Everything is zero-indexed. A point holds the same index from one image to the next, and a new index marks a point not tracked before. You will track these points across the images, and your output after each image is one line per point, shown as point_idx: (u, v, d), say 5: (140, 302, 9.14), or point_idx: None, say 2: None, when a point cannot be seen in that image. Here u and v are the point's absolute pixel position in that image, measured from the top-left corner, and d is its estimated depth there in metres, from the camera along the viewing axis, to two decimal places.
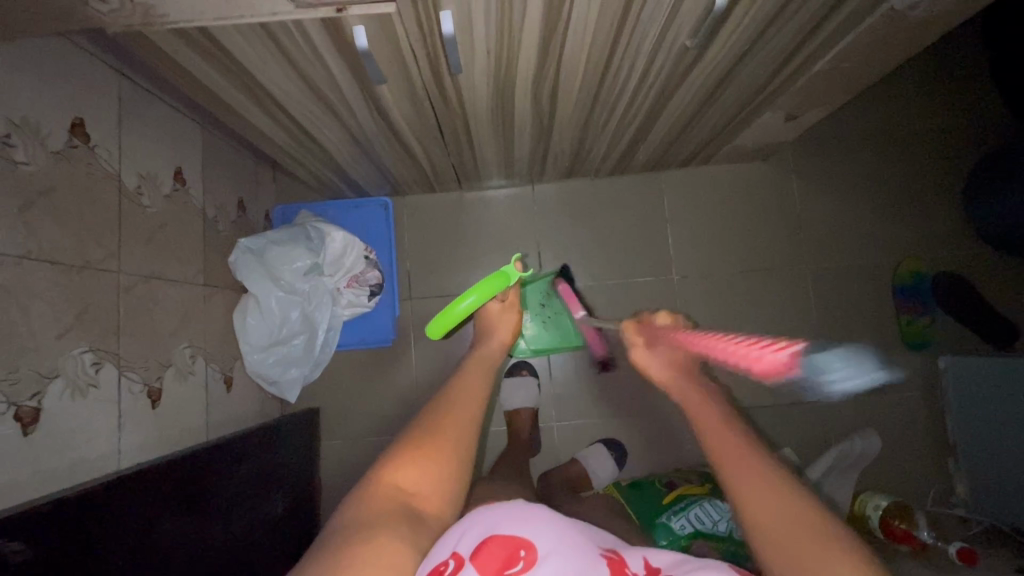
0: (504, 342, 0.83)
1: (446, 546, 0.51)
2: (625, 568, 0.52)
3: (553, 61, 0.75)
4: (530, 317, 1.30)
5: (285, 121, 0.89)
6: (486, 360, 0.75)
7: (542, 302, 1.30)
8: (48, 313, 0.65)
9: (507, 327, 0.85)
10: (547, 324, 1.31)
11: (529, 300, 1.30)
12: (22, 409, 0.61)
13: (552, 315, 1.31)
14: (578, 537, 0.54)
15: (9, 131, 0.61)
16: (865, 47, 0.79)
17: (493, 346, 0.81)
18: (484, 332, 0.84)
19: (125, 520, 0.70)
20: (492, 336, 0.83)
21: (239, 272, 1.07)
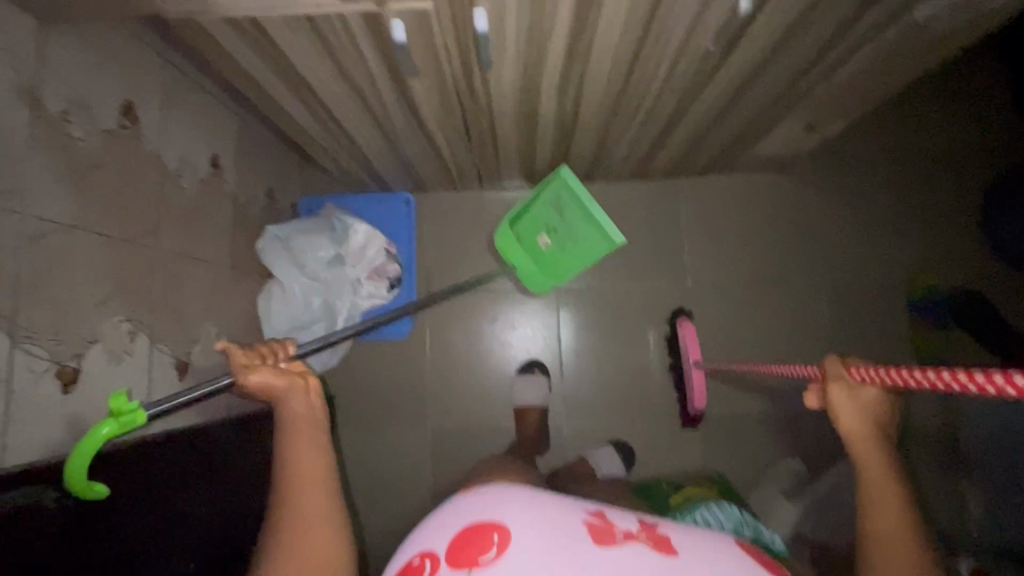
0: (304, 382, 0.66)
1: (429, 544, 0.53)
2: (609, 531, 0.51)
3: (580, 60, 0.77)
4: (548, 237, 1.20)
5: (320, 112, 0.93)
6: (304, 416, 0.64)
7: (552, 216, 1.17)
8: (92, 280, 0.69)
9: (275, 374, 0.65)
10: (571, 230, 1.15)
11: (537, 223, 1.20)
12: (64, 368, 0.65)
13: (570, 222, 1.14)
14: (558, 504, 0.55)
15: (67, 109, 0.65)
16: (884, 59, 0.81)
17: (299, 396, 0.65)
18: (264, 397, 0.65)
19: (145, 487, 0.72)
20: (294, 390, 0.65)
21: (266, 259, 1.10)
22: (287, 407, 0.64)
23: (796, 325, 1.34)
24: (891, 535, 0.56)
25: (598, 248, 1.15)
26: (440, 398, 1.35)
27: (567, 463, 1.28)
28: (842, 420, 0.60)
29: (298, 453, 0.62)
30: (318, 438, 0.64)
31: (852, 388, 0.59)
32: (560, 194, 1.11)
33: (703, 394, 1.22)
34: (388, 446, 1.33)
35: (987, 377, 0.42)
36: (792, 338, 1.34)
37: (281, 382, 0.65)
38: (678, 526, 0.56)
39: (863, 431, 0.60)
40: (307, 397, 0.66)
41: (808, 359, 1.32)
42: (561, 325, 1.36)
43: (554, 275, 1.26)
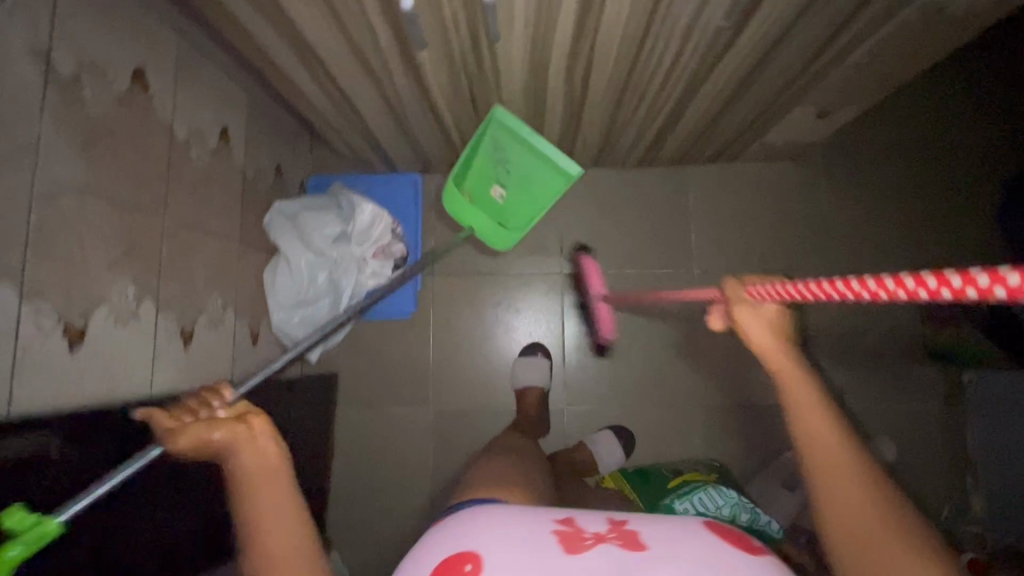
0: (252, 427, 0.57)
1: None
2: (580, 538, 0.51)
3: (589, 38, 0.76)
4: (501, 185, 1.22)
5: (330, 87, 0.93)
6: (263, 470, 0.55)
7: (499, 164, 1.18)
8: (101, 243, 0.70)
9: (206, 429, 0.57)
10: (521, 178, 1.19)
11: (487, 175, 1.21)
12: (71, 326, 0.66)
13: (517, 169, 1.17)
14: (524, 520, 0.54)
15: (80, 71, 0.66)
16: (899, 42, 0.80)
17: (251, 445, 0.56)
18: (209, 454, 0.58)
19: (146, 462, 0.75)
20: (239, 443, 0.56)
21: (273, 233, 1.11)
22: (237, 462, 0.55)
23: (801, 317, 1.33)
24: (816, 426, 0.54)
25: (555, 185, 1.16)
26: (442, 380, 1.35)
27: (567, 447, 1.29)
28: (752, 336, 0.61)
29: (263, 526, 0.52)
30: (282, 495, 0.54)
31: (755, 305, 0.61)
32: (500, 139, 1.11)
33: (608, 323, 1.30)
34: (389, 425, 1.34)
35: (936, 280, 0.37)
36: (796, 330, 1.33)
37: (219, 435, 0.57)
38: (648, 517, 0.56)
39: (770, 342, 0.60)
40: (253, 446, 0.56)
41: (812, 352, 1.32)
42: (566, 309, 1.36)
43: (515, 226, 1.26)
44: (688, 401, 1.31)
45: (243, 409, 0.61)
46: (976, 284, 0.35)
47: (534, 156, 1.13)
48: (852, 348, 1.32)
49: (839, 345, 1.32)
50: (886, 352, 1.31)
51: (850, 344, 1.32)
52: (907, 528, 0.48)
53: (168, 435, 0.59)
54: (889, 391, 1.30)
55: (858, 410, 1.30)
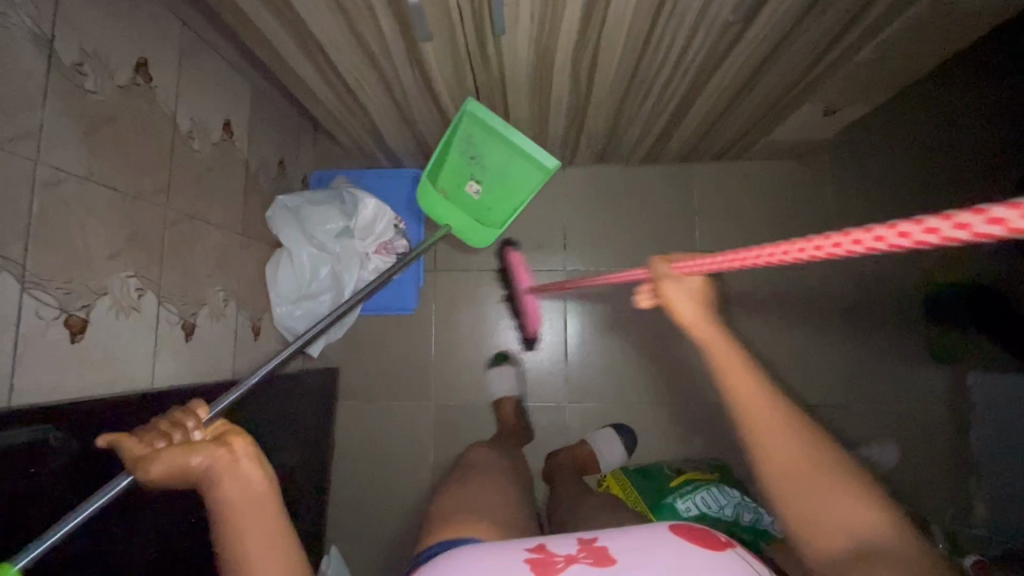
0: (233, 450, 0.54)
1: None
2: (551, 560, 0.51)
3: (595, 32, 0.76)
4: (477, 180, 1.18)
5: (334, 79, 0.92)
6: (245, 497, 0.52)
7: (472, 158, 1.14)
8: (103, 233, 0.70)
9: (183, 454, 0.53)
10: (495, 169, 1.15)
11: (461, 169, 1.17)
12: (72, 317, 0.66)
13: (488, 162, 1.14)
14: (499, 558, 0.52)
15: (82, 60, 0.66)
16: (910, 38, 0.78)
17: (232, 469, 0.53)
18: (186, 480, 0.54)
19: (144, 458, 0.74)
20: (221, 468, 0.52)
21: (276, 227, 1.11)
22: (219, 489, 0.52)
23: (804, 315, 1.32)
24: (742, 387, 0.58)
25: (532, 180, 1.14)
26: (444, 376, 1.35)
27: (568, 444, 1.29)
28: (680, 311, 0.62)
29: (250, 557, 0.49)
30: (270, 522, 0.51)
31: (679, 282, 0.61)
32: (475, 134, 1.07)
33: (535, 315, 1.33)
34: (390, 421, 1.34)
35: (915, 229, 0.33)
36: (800, 328, 1.32)
37: (197, 460, 0.53)
38: (615, 532, 0.56)
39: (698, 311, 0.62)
40: (235, 470, 0.53)
41: (815, 352, 1.31)
42: (569, 306, 1.35)
43: (492, 222, 1.23)
44: (691, 399, 1.30)
45: (222, 429, 0.58)
46: (961, 225, 0.31)
47: (506, 150, 1.10)
48: (857, 347, 1.31)
49: (843, 345, 1.31)
50: (891, 352, 1.30)
51: (854, 343, 1.31)
52: (840, 468, 0.53)
53: (136, 462, 0.54)
54: (893, 391, 1.29)
55: (862, 410, 1.29)
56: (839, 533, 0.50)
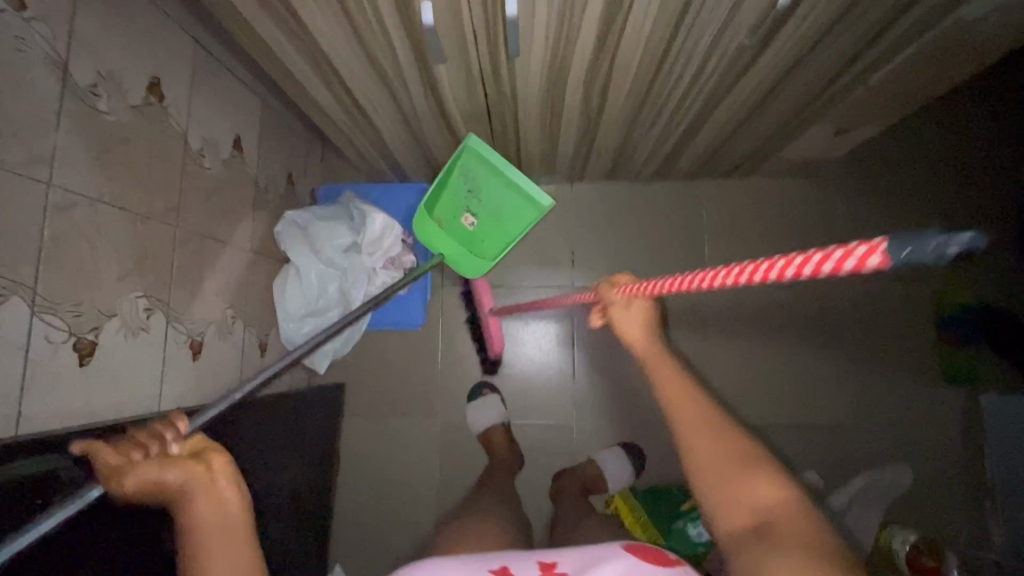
0: (211, 464, 0.51)
1: None
2: None
3: (609, 53, 0.75)
4: (472, 212, 1.15)
5: (345, 98, 0.92)
6: (211, 510, 0.49)
7: (469, 191, 1.13)
8: (113, 255, 0.69)
9: (158, 469, 0.50)
10: (486, 206, 1.14)
11: (456, 201, 1.15)
12: (81, 341, 0.65)
13: (482, 199, 1.13)
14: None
15: (96, 82, 0.66)
16: (925, 61, 0.78)
17: (206, 484, 0.50)
18: (158, 497, 0.51)
19: None
20: (193, 483, 0.50)
21: (284, 243, 1.11)
22: (191, 506, 0.49)
23: (815, 334, 1.31)
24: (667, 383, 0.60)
25: (528, 215, 1.12)
26: (450, 392, 1.34)
27: (576, 463, 1.27)
28: (622, 326, 0.67)
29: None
30: (239, 549, 0.48)
31: (626, 304, 0.67)
32: (473, 165, 1.08)
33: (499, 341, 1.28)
34: (396, 438, 1.32)
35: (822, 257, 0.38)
36: (812, 348, 1.31)
37: (173, 475, 0.50)
38: (574, 552, 0.58)
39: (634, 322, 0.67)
40: (211, 489, 0.50)
41: (826, 372, 1.30)
42: (576, 323, 1.34)
43: (485, 255, 1.19)
44: None
45: (200, 444, 0.54)
46: (863, 257, 0.35)
47: (501, 186, 1.11)
48: (869, 366, 1.29)
49: (854, 364, 1.30)
50: (903, 372, 1.28)
51: (864, 363, 1.30)
52: (749, 449, 0.54)
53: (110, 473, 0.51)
54: (906, 412, 1.27)
55: (873, 431, 1.27)
56: (746, 514, 0.50)
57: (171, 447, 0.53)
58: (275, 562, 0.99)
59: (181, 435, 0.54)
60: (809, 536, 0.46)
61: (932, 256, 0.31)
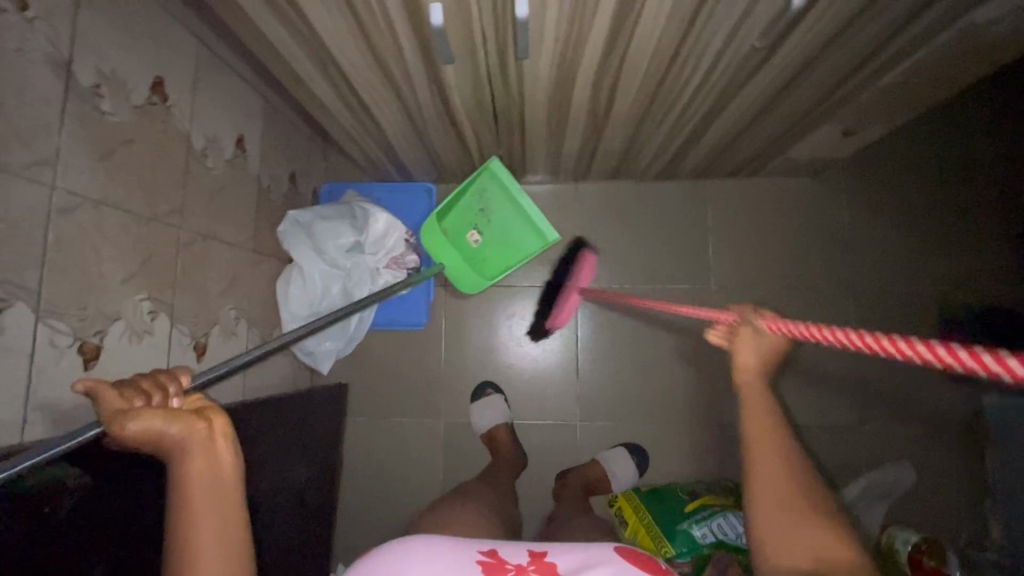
0: (212, 426, 0.49)
1: None
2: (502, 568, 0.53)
3: (618, 54, 0.74)
4: (479, 231, 1.24)
5: (349, 97, 0.91)
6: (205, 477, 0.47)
7: (481, 210, 1.23)
8: (116, 257, 0.68)
9: (161, 420, 0.47)
10: (495, 226, 1.23)
11: (467, 217, 1.23)
12: (85, 344, 0.64)
13: (494, 219, 1.23)
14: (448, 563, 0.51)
15: (99, 82, 0.65)
16: (937, 63, 0.77)
17: (204, 447, 0.48)
18: (148, 449, 0.47)
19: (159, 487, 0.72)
20: (191, 442, 0.47)
21: (287, 243, 1.09)
22: (185, 466, 0.47)
23: (819, 336, 1.31)
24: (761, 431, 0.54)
25: (530, 244, 1.24)
26: (453, 392, 1.33)
27: (579, 463, 1.27)
28: (737, 352, 0.60)
29: (199, 552, 0.44)
30: (230, 517, 0.46)
31: (757, 333, 0.59)
32: (489, 188, 1.19)
33: (567, 315, 1.33)
34: (400, 437, 1.32)
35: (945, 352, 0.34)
36: (815, 348, 1.31)
37: (175, 429, 0.47)
38: (566, 545, 0.58)
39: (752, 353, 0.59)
40: (209, 448, 0.48)
41: (830, 372, 1.30)
42: (579, 323, 1.34)
43: (485, 274, 1.28)
44: (703, 418, 1.29)
45: (202, 403, 0.51)
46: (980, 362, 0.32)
47: (509, 211, 1.21)
48: (872, 367, 1.30)
49: (856, 365, 1.30)
50: (907, 373, 1.29)
51: (867, 363, 1.30)
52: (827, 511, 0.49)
53: (101, 415, 0.46)
54: (909, 413, 1.27)
55: (875, 431, 1.28)
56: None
57: (174, 402, 0.50)
58: (279, 563, 0.99)
59: (183, 391, 0.51)
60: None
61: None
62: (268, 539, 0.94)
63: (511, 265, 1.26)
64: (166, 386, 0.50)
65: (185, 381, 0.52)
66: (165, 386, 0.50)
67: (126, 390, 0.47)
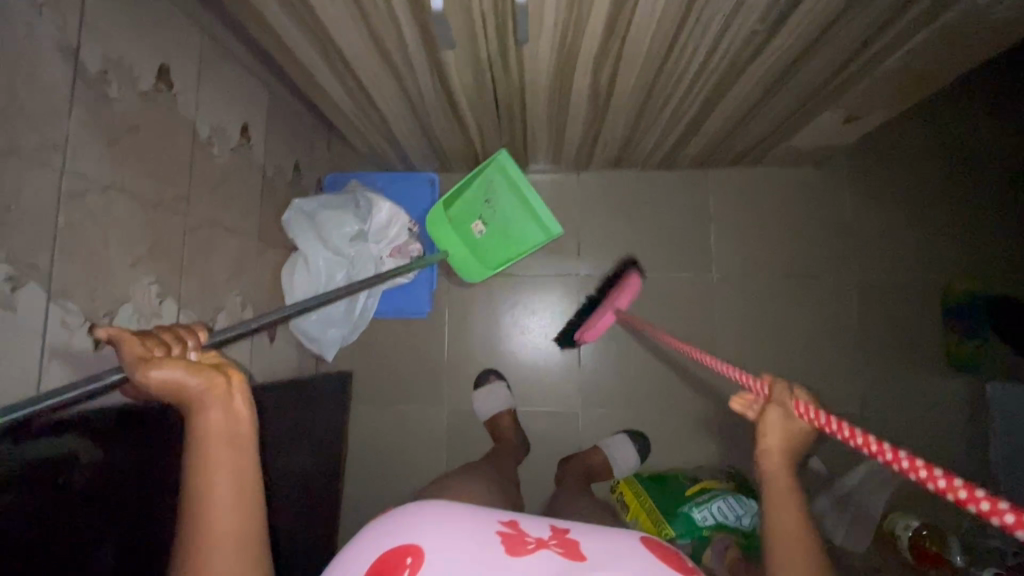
0: (229, 382, 0.50)
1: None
2: (521, 540, 0.51)
3: (618, 40, 0.75)
4: (483, 222, 1.25)
5: (352, 86, 0.92)
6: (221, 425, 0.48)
7: (486, 201, 1.24)
8: (124, 240, 0.70)
9: (181, 370, 0.47)
10: (500, 220, 1.24)
11: (473, 207, 1.24)
12: (95, 325, 0.66)
13: (499, 211, 1.24)
14: (463, 533, 0.50)
15: (106, 69, 0.66)
16: (938, 47, 0.77)
17: (220, 399, 0.49)
18: (168, 399, 0.48)
19: (167, 466, 0.73)
20: (208, 393, 0.48)
21: (292, 231, 1.11)
22: (203, 413, 0.48)
23: (822, 325, 1.31)
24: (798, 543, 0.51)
25: (534, 239, 1.24)
26: (455, 381, 1.35)
27: (580, 450, 1.28)
28: (766, 435, 0.56)
29: (218, 508, 0.46)
30: (243, 465, 0.48)
31: (787, 414, 0.55)
32: (496, 182, 1.20)
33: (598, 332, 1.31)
34: (404, 425, 1.34)
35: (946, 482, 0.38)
36: (816, 337, 1.31)
37: (194, 381, 0.48)
38: (593, 530, 0.56)
39: (777, 442, 0.56)
40: (228, 404, 0.49)
41: (831, 361, 1.30)
42: None
43: (487, 264, 1.29)
44: (704, 407, 1.30)
45: (218, 358, 0.53)
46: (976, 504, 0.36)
47: (515, 204, 1.22)
48: (873, 355, 1.30)
49: (857, 353, 1.30)
50: (910, 361, 1.29)
51: (869, 351, 1.30)
52: None
53: (125, 360, 0.47)
54: (910, 401, 1.28)
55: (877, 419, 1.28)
56: None
57: (192, 356, 0.52)
58: (284, 544, 1.00)
59: (200, 346, 0.53)
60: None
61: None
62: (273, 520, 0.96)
63: (514, 258, 1.27)
64: (185, 340, 0.52)
65: (202, 337, 0.54)
66: (184, 339, 0.52)
67: (147, 341, 0.49)
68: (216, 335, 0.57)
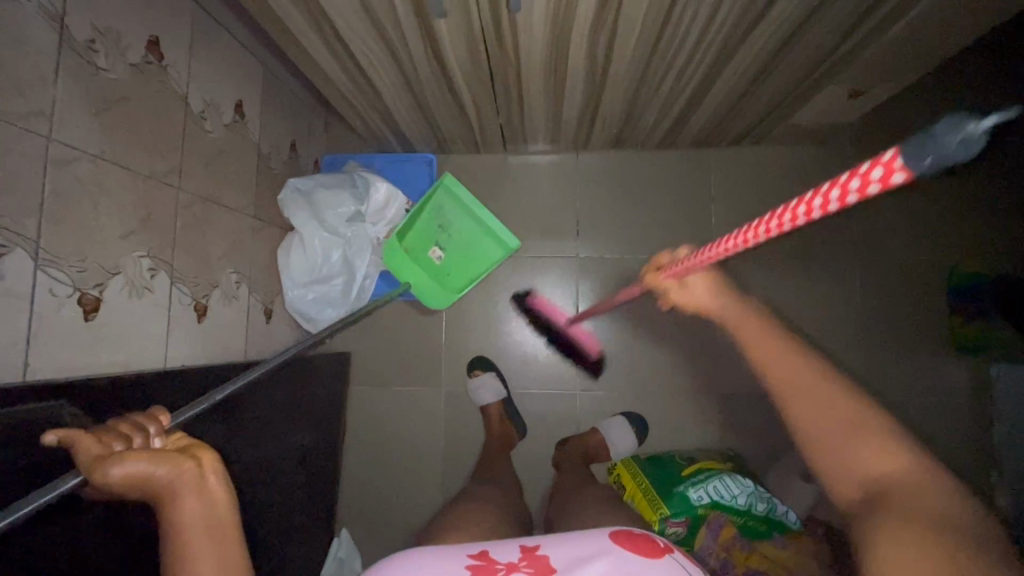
0: (203, 465, 0.48)
1: None
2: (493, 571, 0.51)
3: (613, 10, 0.73)
4: (439, 249, 1.27)
5: (347, 61, 0.90)
6: (198, 511, 0.47)
7: (441, 227, 1.27)
8: (115, 213, 0.69)
9: (146, 463, 0.46)
10: (457, 243, 1.28)
11: (429, 234, 1.26)
12: (85, 296, 0.66)
13: (455, 235, 1.28)
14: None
15: (93, 37, 0.65)
16: (947, 12, 0.74)
17: (193, 486, 0.47)
18: (141, 496, 0.47)
19: None
20: (181, 483, 0.46)
21: (288, 210, 1.10)
22: (178, 503, 0.46)
23: None
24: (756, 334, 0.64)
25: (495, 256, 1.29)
26: (455, 363, 1.34)
27: (579, 431, 1.28)
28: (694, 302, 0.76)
29: None
30: (227, 548, 0.47)
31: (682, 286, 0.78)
32: (447, 206, 1.26)
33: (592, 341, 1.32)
34: (403, 406, 1.34)
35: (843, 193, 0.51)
36: None
37: (163, 472, 0.46)
38: (556, 537, 0.58)
39: (705, 295, 0.74)
40: (202, 488, 0.47)
41: None
42: (580, 296, 1.33)
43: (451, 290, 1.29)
44: (703, 388, 1.29)
45: (185, 441, 0.51)
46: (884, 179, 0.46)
47: (470, 225, 1.27)
48: None
49: None
50: None
51: None
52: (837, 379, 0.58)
53: (82, 461, 0.45)
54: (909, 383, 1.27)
55: None
56: (855, 474, 0.52)
57: (155, 442, 0.50)
58: (281, 522, 1.01)
59: (165, 430, 0.51)
60: (931, 510, 0.46)
61: (959, 145, 0.40)
62: (271, 494, 0.97)
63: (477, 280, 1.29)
64: (146, 427, 0.50)
65: (166, 421, 0.52)
66: (146, 427, 0.50)
67: (104, 437, 0.47)
68: (178, 416, 0.55)
